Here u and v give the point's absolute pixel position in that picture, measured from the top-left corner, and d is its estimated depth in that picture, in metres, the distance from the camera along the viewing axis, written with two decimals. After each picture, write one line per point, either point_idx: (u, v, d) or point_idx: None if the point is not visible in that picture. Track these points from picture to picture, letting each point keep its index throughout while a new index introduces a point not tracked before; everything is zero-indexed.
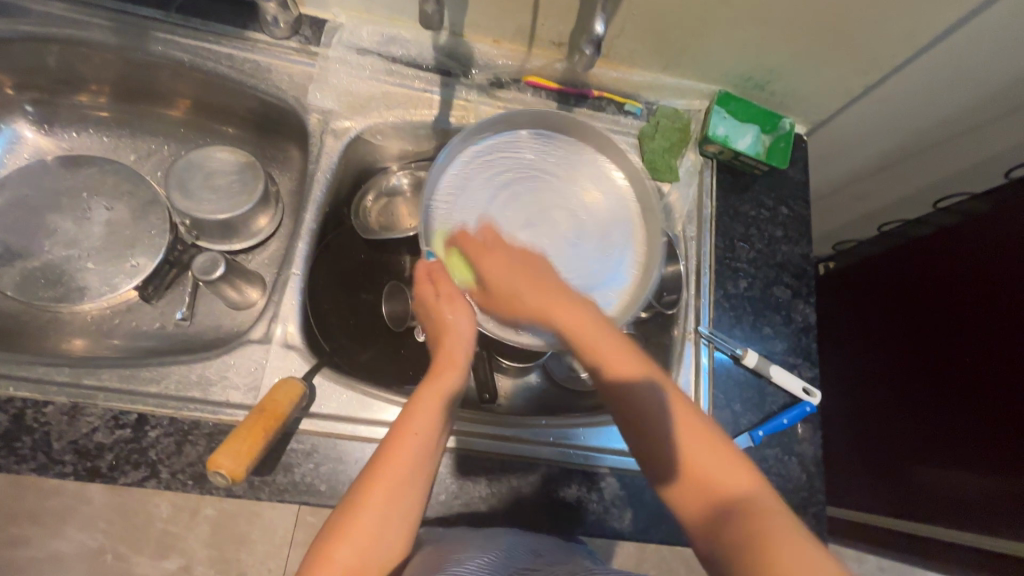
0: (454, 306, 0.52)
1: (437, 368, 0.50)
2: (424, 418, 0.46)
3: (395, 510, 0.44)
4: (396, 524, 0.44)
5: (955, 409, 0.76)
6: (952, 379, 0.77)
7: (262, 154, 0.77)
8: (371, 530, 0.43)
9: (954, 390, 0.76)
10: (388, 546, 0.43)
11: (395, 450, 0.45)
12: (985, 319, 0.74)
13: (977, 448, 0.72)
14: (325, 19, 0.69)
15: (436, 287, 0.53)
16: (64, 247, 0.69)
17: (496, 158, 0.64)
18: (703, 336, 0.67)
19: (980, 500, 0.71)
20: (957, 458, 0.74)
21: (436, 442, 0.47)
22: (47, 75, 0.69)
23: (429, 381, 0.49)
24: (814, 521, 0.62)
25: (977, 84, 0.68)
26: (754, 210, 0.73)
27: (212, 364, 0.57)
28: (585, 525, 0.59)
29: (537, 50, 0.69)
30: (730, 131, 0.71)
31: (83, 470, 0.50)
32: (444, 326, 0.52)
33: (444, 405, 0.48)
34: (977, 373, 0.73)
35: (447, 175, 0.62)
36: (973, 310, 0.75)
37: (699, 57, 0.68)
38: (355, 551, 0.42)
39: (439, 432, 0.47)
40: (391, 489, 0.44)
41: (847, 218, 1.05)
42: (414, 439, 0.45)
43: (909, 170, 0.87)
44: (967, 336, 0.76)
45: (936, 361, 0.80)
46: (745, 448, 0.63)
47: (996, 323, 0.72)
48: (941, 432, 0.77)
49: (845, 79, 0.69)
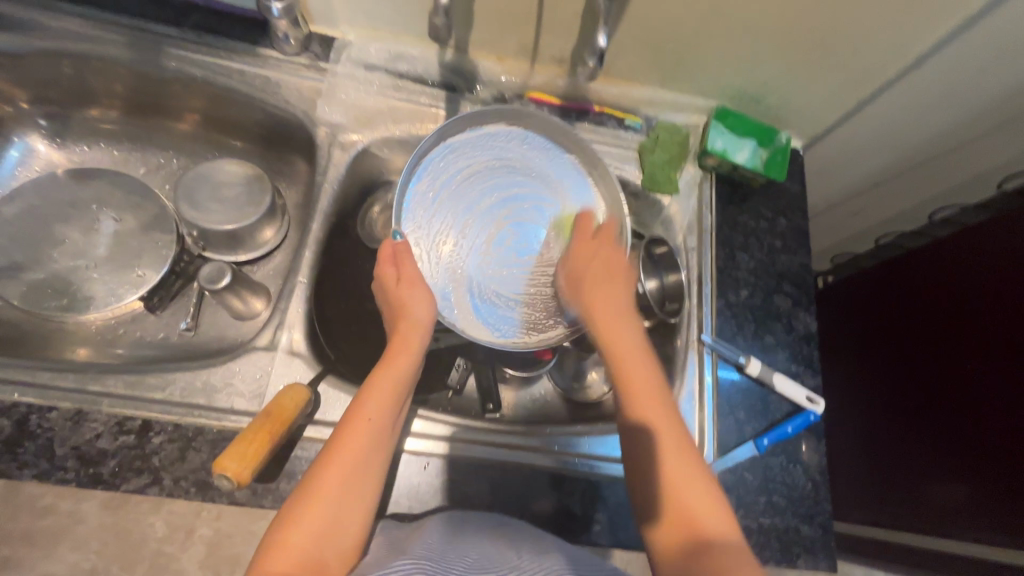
0: (411, 294, 0.54)
1: (390, 356, 0.52)
2: (376, 402, 0.48)
3: (349, 487, 0.45)
4: (352, 503, 0.45)
5: (949, 416, 0.77)
6: (947, 388, 0.78)
7: (270, 167, 0.79)
8: (327, 516, 0.43)
9: (948, 398, 0.77)
10: (344, 524, 0.44)
11: (349, 431, 0.47)
12: (977, 327, 0.75)
13: (972, 456, 0.73)
14: (334, 36, 0.71)
15: (398, 270, 0.55)
16: (71, 257, 0.70)
17: (477, 149, 0.65)
18: (706, 345, 0.67)
19: (974, 507, 0.72)
20: (953, 466, 0.75)
21: (386, 428, 0.49)
22: (64, 90, 0.71)
23: (383, 368, 0.51)
24: (821, 530, 0.61)
25: (964, 99, 0.70)
26: (753, 222, 0.74)
27: (217, 372, 0.57)
28: (590, 535, 0.59)
29: (540, 67, 0.72)
30: (728, 145, 0.73)
31: (85, 477, 0.50)
32: (401, 313, 0.53)
33: (398, 389, 0.50)
34: (970, 382, 0.74)
35: (430, 161, 0.63)
36: (966, 318, 0.77)
37: (696, 73, 0.70)
38: (311, 536, 0.42)
39: (390, 418, 0.49)
40: (345, 471, 0.45)
41: (845, 233, 1.07)
42: (365, 423, 0.47)
43: (903, 185, 0.88)
44: (961, 344, 0.77)
45: (931, 368, 0.81)
46: (750, 456, 0.63)
47: (988, 331, 0.73)
48: (937, 442, 0.78)
49: (838, 93, 0.71)
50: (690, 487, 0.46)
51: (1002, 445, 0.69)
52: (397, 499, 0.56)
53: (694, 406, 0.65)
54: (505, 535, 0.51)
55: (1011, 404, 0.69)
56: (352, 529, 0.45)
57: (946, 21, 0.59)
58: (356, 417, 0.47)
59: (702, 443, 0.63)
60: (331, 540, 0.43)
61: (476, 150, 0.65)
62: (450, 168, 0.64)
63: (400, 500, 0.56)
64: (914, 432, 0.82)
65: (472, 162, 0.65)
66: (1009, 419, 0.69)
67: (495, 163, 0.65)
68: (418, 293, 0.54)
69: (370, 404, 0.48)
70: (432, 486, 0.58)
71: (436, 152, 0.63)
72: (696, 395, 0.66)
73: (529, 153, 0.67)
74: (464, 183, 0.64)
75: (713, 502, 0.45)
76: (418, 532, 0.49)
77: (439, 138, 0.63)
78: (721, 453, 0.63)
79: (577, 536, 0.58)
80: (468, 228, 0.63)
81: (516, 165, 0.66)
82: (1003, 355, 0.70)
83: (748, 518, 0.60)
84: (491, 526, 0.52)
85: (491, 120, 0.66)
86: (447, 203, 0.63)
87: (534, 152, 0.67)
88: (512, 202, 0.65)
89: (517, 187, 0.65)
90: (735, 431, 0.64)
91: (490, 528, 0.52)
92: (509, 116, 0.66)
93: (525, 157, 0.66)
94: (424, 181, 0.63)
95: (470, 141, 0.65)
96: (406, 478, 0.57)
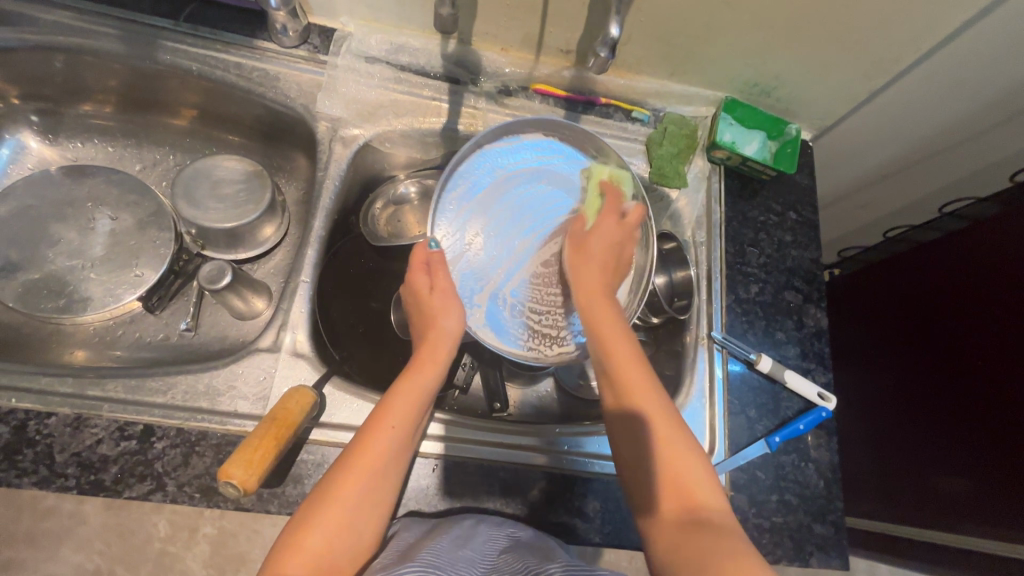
0: (445, 299, 0.53)
1: (417, 364, 0.51)
2: (401, 409, 0.48)
3: (370, 493, 0.44)
4: (370, 509, 0.44)
5: (958, 410, 0.76)
6: (953, 377, 0.78)
7: (269, 163, 0.77)
8: (344, 520, 0.43)
9: (957, 392, 0.77)
10: (363, 531, 0.44)
11: (373, 436, 0.46)
12: (983, 316, 0.75)
13: (980, 445, 0.72)
14: (333, 28, 0.69)
15: (431, 278, 0.54)
16: (67, 257, 0.68)
17: (522, 157, 0.64)
18: (716, 342, 0.66)
19: (983, 498, 0.71)
20: (961, 457, 0.74)
21: (411, 436, 0.48)
22: (55, 85, 0.69)
23: (410, 375, 0.50)
24: (833, 528, 0.61)
25: (979, 90, 0.68)
26: (762, 216, 0.73)
27: (220, 374, 0.56)
28: (602, 535, 0.58)
29: (545, 59, 0.70)
30: (736, 138, 0.72)
31: (86, 484, 0.49)
32: (432, 319, 0.53)
33: (423, 397, 0.49)
34: (977, 371, 0.74)
35: (474, 159, 0.62)
36: (972, 310, 0.77)
37: (706, 63, 0.68)
38: (328, 538, 0.41)
39: (413, 427, 0.48)
40: (367, 477, 0.44)
41: (851, 226, 1.06)
42: (390, 430, 0.46)
43: (912, 177, 0.87)
44: (969, 333, 0.76)
45: (938, 359, 0.81)
46: (761, 455, 0.62)
47: (994, 320, 0.73)
48: (946, 432, 0.77)
49: (849, 85, 0.70)
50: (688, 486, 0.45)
51: (1010, 434, 0.68)
52: (406, 502, 0.55)
53: (704, 404, 0.64)
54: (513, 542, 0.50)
55: (1018, 393, 0.68)
56: (366, 534, 0.44)
57: (963, 10, 0.57)
58: (381, 423, 0.47)
59: (714, 441, 0.62)
60: (347, 544, 0.42)
61: (515, 158, 0.63)
62: (498, 171, 0.63)
63: (408, 504, 0.55)
64: (922, 423, 0.82)
65: (514, 170, 0.63)
66: (1017, 408, 0.68)
67: (541, 172, 0.64)
68: (453, 302, 0.53)
69: (395, 410, 0.48)
70: (439, 489, 0.57)
71: (480, 154, 0.62)
72: (707, 392, 0.65)
73: (568, 164, 0.65)
74: (505, 188, 0.62)
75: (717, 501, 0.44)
76: (425, 537, 0.47)
77: (484, 142, 0.62)
78: (732, 451, 0.62)
79: (589, 538, 0.57)
80: (501, 232, 0.62)
81: (561, 178, 0.64)
82: (1010, 347, 0.70)
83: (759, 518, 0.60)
84: (498, 533, 0.50)
85: (538, 131, 0.64)
86: (484, 207, 0.62)
87: (571, 165, 0.65)
88: (548, 213, 0.63)
89: (561, 200, 0.63)
90: (746, 429, 0.63)
91: (497, 535, 0.50)
92: (555, 129, 0.64)
93: (571, 171, 0.65)
94: (463, 183, 0.61)
95: (513, 148, 0.64)
96: (414, 481, 0.56)
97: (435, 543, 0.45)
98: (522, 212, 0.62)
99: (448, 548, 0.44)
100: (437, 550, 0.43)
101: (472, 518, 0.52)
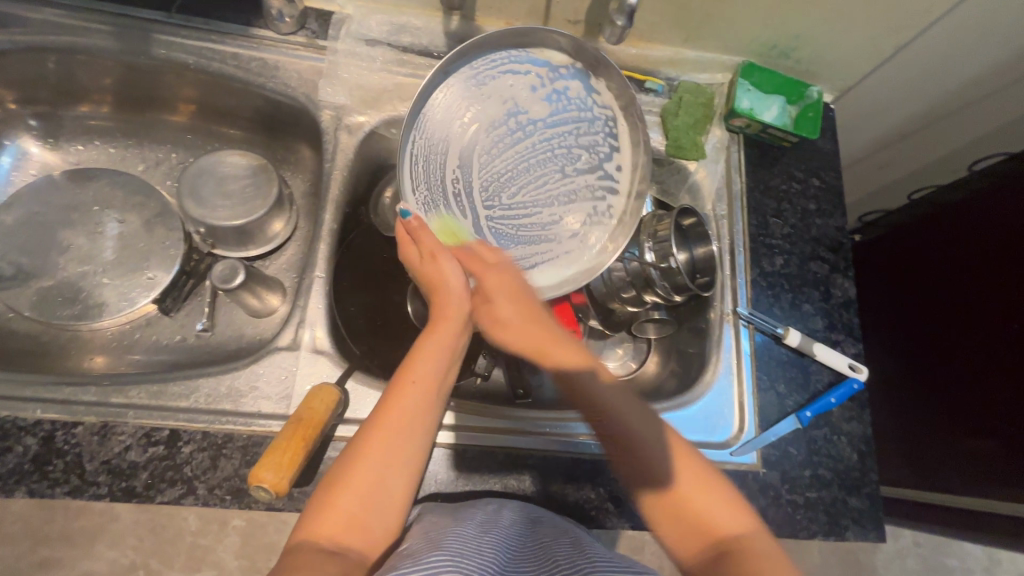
0: (441, 262, 0.50)
1: (436, 325, 0.49)
2: (425, 370, 0.46)
3: (398, 459, 0.43)
4: (402, 472, 0.43)
5: (981, 364, 0.75)
6: (977, 333, 0.76)
7: (273, 156, 0.75)
8: (372, 485, 0.41)
9: (978, 345, 0.76)
10: (391, 506, 0.42)
11: (399, 389, 0.45)
12: (1004, 270, 0.74)
13: (1004, 398, 0.72)
14: (331, 11, 0.67)
15: (418, 245, 0.51)
16: (78, 263, 0.67)
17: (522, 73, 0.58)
18: (742, 317, 0.64)
19: (1005, 452, 0.70)
20: (987, 413, 0.74)
21: (434, 401, 0.46)
22: (51, 87, 0.67)
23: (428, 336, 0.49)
24: (867, 501, 0.60)
25: (1010, 40, 0.65)
26: (784, 184, 0.70)
27: (242, 375, 0.55)
28: (634, 517, 0.57)
29: (553, 30, 0.67)
30: (754, 104, 0.69)
31: (118, 491, 0.49)
32: (436, 281, 0.50)
33: (444, 355, 0.48)
34: (1000, 323, 0.73)
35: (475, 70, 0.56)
36: (992, 265, 0.75)
37: (722, 27, 0.65)
38: (359, 500, 0.41)
39: (438, 383, 0.47)
40: (391, 437, 0.43)
41: (872, 189, 1.02)
42: (413, 389, 0.45)
43: (937, 137, 0.84)
44: (990, 287, 0.75)
45: (959, 316, 0.80)
46: (791, 430, 0.61)
47: (1014, 273, 0.72)
48: (967, 388, 0.77)
49: (875, 40, 0.66)
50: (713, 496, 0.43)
51: None
52: (439, 493, 0.55)
53: (732, 380, 0.63)
54: (534, 525, 0.48)
55: None
56: (399, 503, 0.43)
57: None
58: (403, 382, 0.46)
59: (743, 419, 0.61)
60: (378, 511, 0.41)
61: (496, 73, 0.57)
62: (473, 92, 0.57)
63: (441, 495, 0.55)
64: (946, 380, 0.81)
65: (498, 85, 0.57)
66: None
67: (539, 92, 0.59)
68: (444, 258, 0.50)
69: (418, 371, 0.46)
70: (470, 479, 0.56)
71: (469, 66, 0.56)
72: (734, 369, 0.64)
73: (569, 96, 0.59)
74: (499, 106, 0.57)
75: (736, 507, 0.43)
76: (446, 523, 0.45)
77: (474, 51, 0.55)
78: (762, 428, 0.61)
79: (621, 522, 0.57)
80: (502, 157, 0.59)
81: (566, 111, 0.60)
82: None
83: (793, 494, 0.59)
84: (521, 517, 0.49)
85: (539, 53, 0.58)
86: (462, 129, 0.57)
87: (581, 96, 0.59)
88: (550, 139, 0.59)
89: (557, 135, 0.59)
90: (776, 405, 0.62)
91: (520, 519, 0.48)
92: (533, 44, 0.58)
93: (569, 79, 0.59)
94: (442, 117, 0.56)
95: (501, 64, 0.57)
96: (442, 472, 0.56)
97: (460, 531, 0.42)
98: (510, 138, 0.58)
99: (473, 533, 0.42)
100: (463, 535, 0.41)
101: (493, 503, 0.51)
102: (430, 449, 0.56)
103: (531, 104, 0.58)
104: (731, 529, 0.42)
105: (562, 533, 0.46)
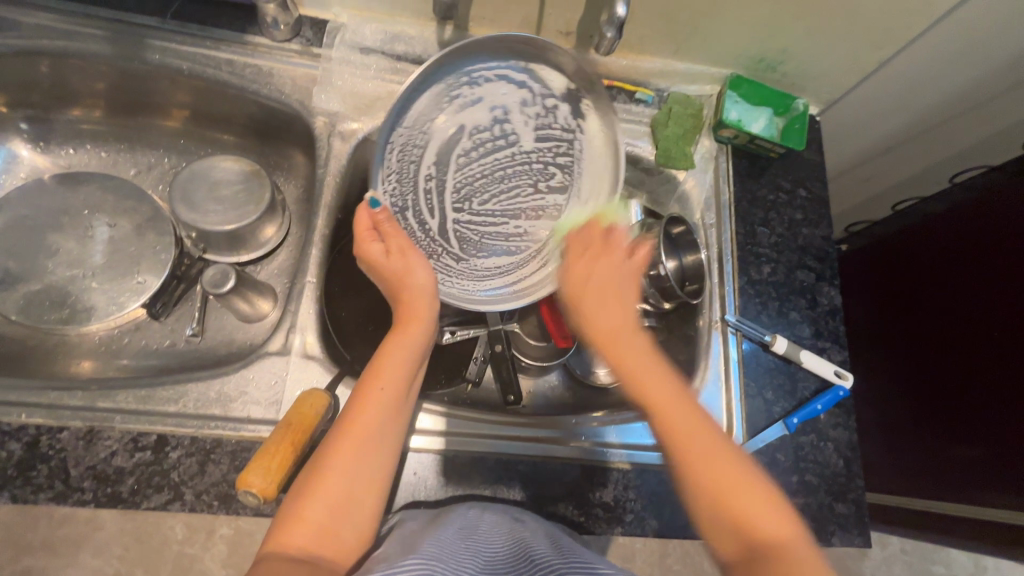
0: (409, 259, 0.51)
1: (402, 329, 0.49)
2: (390, 374, 0.46)
3: (365, 461, 0.43)
4: (370, 477, 0.43)
5: (961, 371, 0.77)
6: (957, 339, 0.78)
7: (266, 162, 0.76)
8: (341, 490, 0.42)
9: (959, 351, 0.78)
10: (359, 509, 0.42)
11: (365, 393, 0.45)
12: (983, 278, 0.76)
13: (983, 404, 0.73)
14: (326, 20, 0.67)
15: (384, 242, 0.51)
16: (68, 267, 0.66)
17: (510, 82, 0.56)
18: (730, 325, 0.65)
19: (986, 458, 0.72)
20: (967, 420, 0.75)
21: (400, 404, 0.47)
22: (43, 91, 0.67)
23: (394, 339, 0.49)
24: (853, 507, 0.60)
25: (988, 57, 0.67)
26: (772, 194, 0.72)
27: (231, 380, 0.55)
28: (623, 523, 0.57)
29: (544, 41, 0.68)
30: (742, 115, 0.70)
31: (103, 496, 0.49)
32: (403, 282, 0.51)
33: (410, 359, 0.48)
34: (979, 329, 0.75)
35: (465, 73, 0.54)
36: (971, 273, 0.78)
37: (710, 40, 0.67)
38: (326, 507, 0.41)
39: (405, 388, 0.47)
40: (359, 442, 0.43)
41: (858, 200, 1.04)
42: (379, 395, 0.45)
43: (920, 150, 0.86)
44: (969, 294, 0.77)
45: (940, 324, 0.82)
46: (779, 436, 0.62)
47: (992, 280, 0.74)
48: (948, 395, 0.79)
49: (858, 55, 0.68)
50: (747, 493, 0.41)
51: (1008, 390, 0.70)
52: (427, 499, 0.55)
53: (721, 387, 0.64)
54: (519, 531, 0.48)
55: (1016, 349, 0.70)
56: (367, 508, 0.43)
57: None
58: (370, 387, 0.46)
59: (731, 426, 0.62)
60: (346, 514, 0.41)
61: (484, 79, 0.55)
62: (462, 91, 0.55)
63: (429, 501, 0.55)
64: (928, 386, 0.82)
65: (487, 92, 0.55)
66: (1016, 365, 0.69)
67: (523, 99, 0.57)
68: (413, 258, 0.51)
69: (385, 375, 0.47)
70: (458, 486, 0.56)
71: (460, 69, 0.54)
72: (722, 376, 0.64)
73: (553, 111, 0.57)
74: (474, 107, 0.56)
75: (771, 500, 0.41)
76: (427, 529, 0.45)
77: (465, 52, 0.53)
78: (750, 434, 0.62)
79: (611, 528, 0.57)
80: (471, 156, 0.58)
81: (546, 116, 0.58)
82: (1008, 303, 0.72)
83: None
84: (503, 521, 0.49)
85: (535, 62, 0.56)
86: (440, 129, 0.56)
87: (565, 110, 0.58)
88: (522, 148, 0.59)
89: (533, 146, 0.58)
90: (764, 411, 0.63)
91: (502, 523, 0.48)
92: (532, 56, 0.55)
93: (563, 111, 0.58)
94: (426, 110, 0.54)
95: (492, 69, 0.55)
96: (431, 478, 0.56)
97: (438, 536, 0.42)
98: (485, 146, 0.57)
99: (452, 538, 0.42)
100: (441, 540, 0.41)
101: (477, 507, 0.51)
102: (421, 456, 0.56)
103: (515, 118, 0.57)
104: (770, 532, 0.39)
105: (549, 539, 0.46)
